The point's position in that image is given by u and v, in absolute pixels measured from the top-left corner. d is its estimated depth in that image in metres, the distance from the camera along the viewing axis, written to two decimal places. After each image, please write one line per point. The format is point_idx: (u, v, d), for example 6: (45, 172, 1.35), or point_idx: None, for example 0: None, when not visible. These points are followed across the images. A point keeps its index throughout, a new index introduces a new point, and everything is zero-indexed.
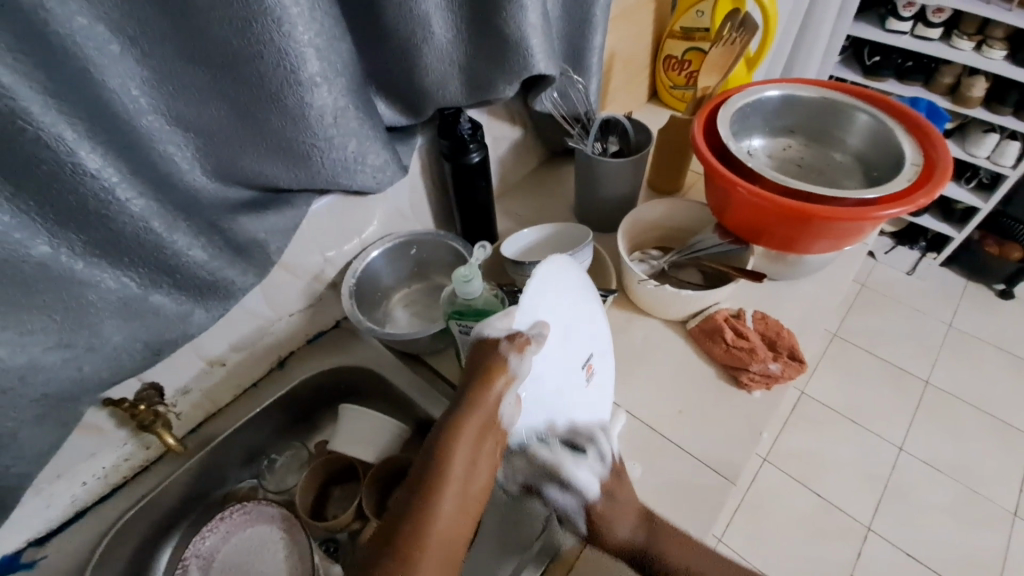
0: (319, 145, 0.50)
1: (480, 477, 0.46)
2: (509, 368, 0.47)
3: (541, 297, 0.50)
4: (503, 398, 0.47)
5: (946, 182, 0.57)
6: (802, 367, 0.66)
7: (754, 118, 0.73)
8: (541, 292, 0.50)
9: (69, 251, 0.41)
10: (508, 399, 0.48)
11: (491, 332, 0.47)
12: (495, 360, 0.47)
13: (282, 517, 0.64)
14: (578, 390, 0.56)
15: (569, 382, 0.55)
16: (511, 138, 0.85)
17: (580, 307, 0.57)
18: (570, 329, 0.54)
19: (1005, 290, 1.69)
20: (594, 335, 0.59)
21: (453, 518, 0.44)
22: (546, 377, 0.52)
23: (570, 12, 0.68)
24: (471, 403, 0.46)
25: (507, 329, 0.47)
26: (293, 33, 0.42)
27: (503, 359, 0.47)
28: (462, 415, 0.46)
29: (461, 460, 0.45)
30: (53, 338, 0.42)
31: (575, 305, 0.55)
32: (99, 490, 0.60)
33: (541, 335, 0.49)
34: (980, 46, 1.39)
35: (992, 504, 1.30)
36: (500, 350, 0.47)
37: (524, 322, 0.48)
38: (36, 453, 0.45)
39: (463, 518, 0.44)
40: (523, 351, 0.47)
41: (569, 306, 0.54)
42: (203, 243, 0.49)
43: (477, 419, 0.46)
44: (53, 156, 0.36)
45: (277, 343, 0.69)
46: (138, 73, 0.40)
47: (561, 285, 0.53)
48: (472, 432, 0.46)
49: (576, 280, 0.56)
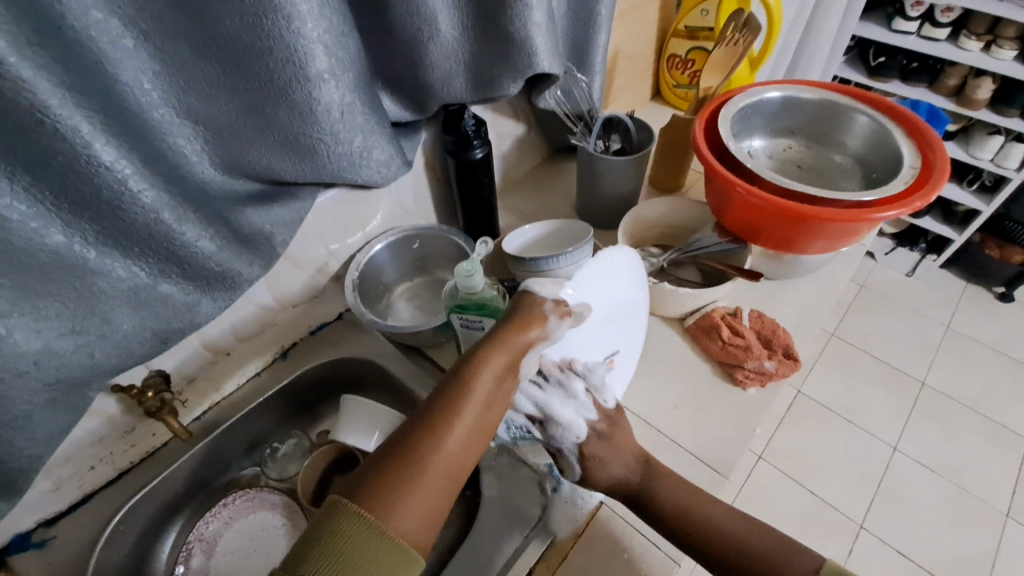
0: (325, 140, 0.51)
1: (493, 416, 0.47)
2: (544, 326, 0.49)
3: (593, 280, 0.52)
4: (532, 348, 0.49)
5: (943, 185, 0.57)
6: (796, 365, 0.67)
7: (755, 119, 0.73)
8: (593, 274, 0.52)
9: (82, 241, 0.42)
10: (533, 353, 0.49)
11: (539, 290, 0.50)
12: (533, 313, 0.49)
13: (285, 504, 0.68)
14: (593, 376, 0.57)
15: (588, 369, 0.56)
16: (515, 134, 0.85)
17: (624, 303, 0.59)
18: (608, 316, 0.57)
19: (1004, 292, 1.69)
20: (625, 334, 0.61)
21: (463, 446, 0.44)
22: (572, 355, 0.53)
23: (575, 10, 0.69)
24: (502, 341, 0.48)
25: (554, 294, 0.50)
26: (302, 28, 0.43)
27: (543, 316, 0.49)
28: (486, 351, 0.47)
29: (481, 390, 0.46)
30: (67, 325, 0.43)
31: (619, 298, 0.57)
32: (107, 474, 0.62)
33: (581, 316, 0.51)
34: (989, 46, 1.39)
35: (984, 505, 1.32)
36: (541, 308, 0.49)
37: (570, 297, 0.50)
38: (48, 437, 0.46)
39: (470, 451, 0.45)
40: (562, 321, 0.50)
41: (614, 297, 0.56)
42: (211, 234, 0.50)
43: (504, 357, 0.47)
44: (69, 147, 0.37)
45: (280, 333, 0.70)
46: (151, 67, 0.41)
47: (616, 273, 0.55)
48: (495, 368, 0.47)
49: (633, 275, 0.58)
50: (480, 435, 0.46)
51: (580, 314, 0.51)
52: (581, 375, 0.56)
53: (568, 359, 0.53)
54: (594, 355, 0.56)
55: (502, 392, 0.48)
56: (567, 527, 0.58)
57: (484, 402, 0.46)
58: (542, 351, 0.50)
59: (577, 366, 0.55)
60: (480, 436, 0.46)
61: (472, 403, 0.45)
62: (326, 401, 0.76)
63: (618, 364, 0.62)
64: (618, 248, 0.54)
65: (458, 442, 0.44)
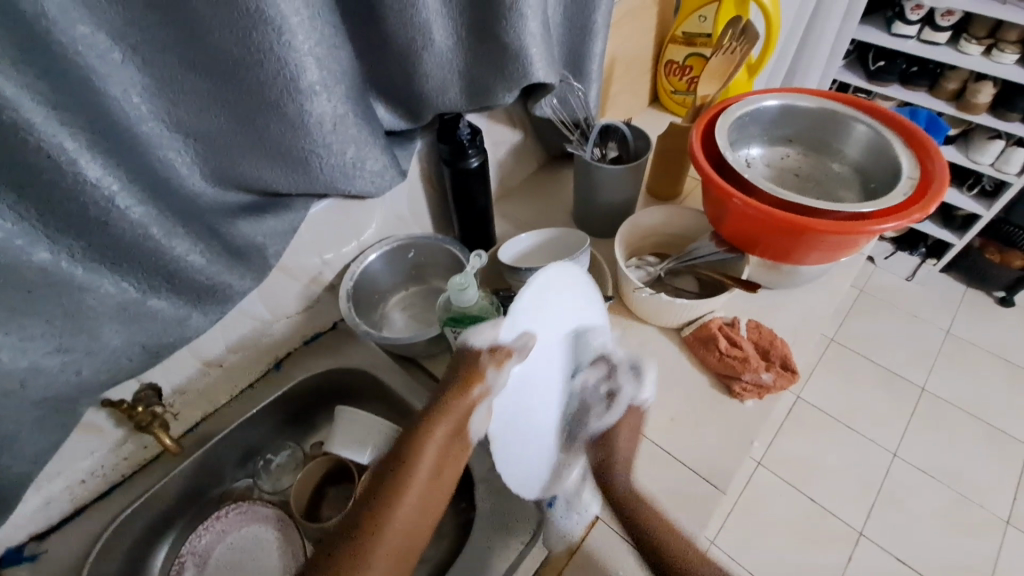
0: (317, 151, 0.50)
1: (444, 475, 0.49)
2: (485, 380, 0.51)
3: (528, 310, 0.53)
4: (476, 406, 0.51)
5: (941, 197, 0.57)
6: (794, 378, 0.66)
7: (752, 128, 0.73)
8: (527, 304, 0.53)
9: (69, 257, 0.41)
10: (478, 410, 0.51)
11: (478, 339, 0.52)
12: (473, 370, 0.51)
13: (277, 518, 0.66)
14: (555, 392, 0.60)
15: (546, 387, 0.59)
16: (511, 141, 0.85)
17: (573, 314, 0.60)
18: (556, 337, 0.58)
19: (1005, 297, 1.69)
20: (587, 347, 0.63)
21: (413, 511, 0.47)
22: (526, 380, 0.56)
23: (571, 18, 0.69)
24: (447, 403, 0.50)
25: (492, 337, 0.51)
26: (293, 41, 0.42)
27: (481, 370, 0.51)
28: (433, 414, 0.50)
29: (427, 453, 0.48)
30: (54, 343, 0.43)
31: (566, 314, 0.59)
32: (99, 487, 0.61)
33: (525, 347, 0.53)
34: (990, 50, 1.38)
35: (983, 512, 1.31)
36: (480, 359, 0.51)
37: (509, 335, 0.52)
38: (36, 454, 0.46)
39: (422, 514, 0.47)
40: (505, 362, 0.51)
41: (558, 315, 0.58)
42: (201, 248, 0.49)
43: (448, 419, 0.50)
44: (54, 166, 0.37)
45: (274, 344, 0.70)
46: (140, 81, 0.41)
47: (551, 296, 0.56)
48: (441, 430, 0.49)
49: (571, 291, 0.60)
50: (434, 494, 0.48)
51: (520, 348, 0.53)
52: (542, 398, 0.58)
53: (526, 387, 0.56)
54: (552, 371, 0.59)
55: (452, 451, 0.50)
56: (561, 543, 0.59)
57: (433, 468, 0.48)
58: (488, 405, 0.52)
59: (534, 390, 0.57)
60: (432, 497, 0.48)
61: (420, 469, 0.48)
62: (320, 411, 0.75)
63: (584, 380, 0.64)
64: (551, 267, 0.56)
65: (410, 514, 0.47)
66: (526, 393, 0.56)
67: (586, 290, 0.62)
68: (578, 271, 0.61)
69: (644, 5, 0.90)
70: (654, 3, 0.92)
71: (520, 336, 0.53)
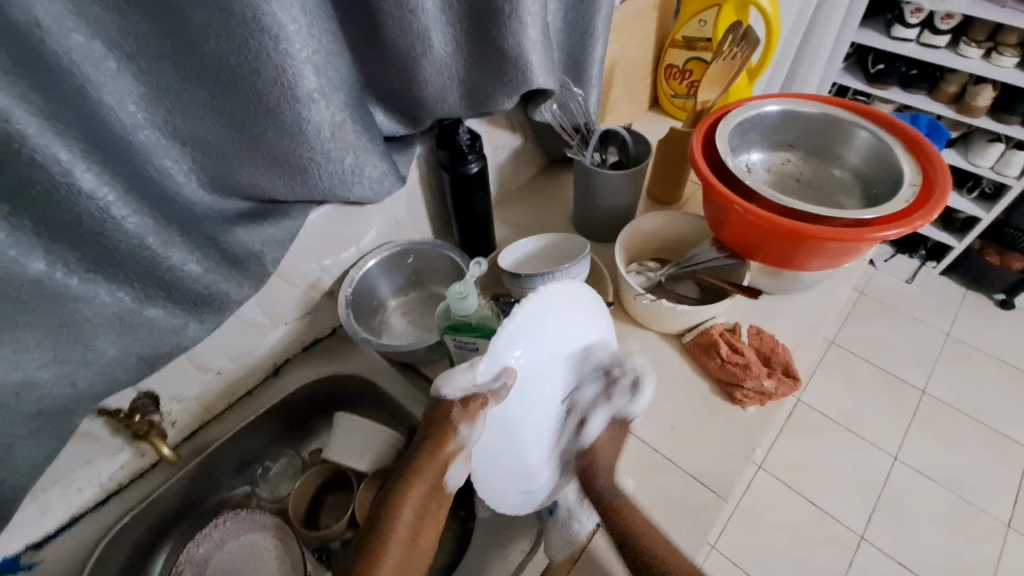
0: (316, 158, 0.50)
1: (424, 534, 0.48)
2: (459, 435, 0.48)
3: (511, 345, 0.49)
4: (452, 461, 0.49)
5: (944, 204, 0.57)
6: (796, 385, 0.66)
7: (752, 134, 0.73)
8: (510, 338, 0.49)
9: (64, 268, 0.41)
10: (455, 464, 0.49)
11: (450, 390, 0.49)
12: (448, 422, 0.49)
13: (275, 526, 0.65)
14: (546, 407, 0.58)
15: (536, 404, 0.56)
16: (511, 146, 0.85)
17: (569, 332, 0.56)
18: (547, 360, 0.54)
19: (1005, 299, 1.69)
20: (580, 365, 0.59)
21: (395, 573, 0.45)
22: (512, 405, 0.53)
23: (571, 23, 0.68)
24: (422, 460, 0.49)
25: (464, 386, 0.48)
26: (290, 49, 0.42)
27: (454, 426, 0.48)
28: (411, 471, 0.48)
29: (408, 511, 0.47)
30: (48, 354, 0.42)
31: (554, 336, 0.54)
32: (94, 497, 0.61)
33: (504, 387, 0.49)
34: (990, 53, 1.38)
35: (984, 515, 1.31)
36: (452, 414, 0.48)
37: (486, 377, 0.48)
38: (31, 465, 0.45)
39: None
40: (479, 413, 0.48)
41: (549, 339, 0.54)
42: (199, 257, 0.49)
43: (426, 477, 0.48)
44: (48, 177, 0.36)
45: (272, 351, 0.69)
46: (136, 90, 0.40)
47: (540, 323, 0.51)
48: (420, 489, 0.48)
49: (567, 312, 0.54)
50: (417, 553, 0.47)
51: (499, 387, 0.49)
52: (529, 417, 0.56)
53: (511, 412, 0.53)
54: (543, 388, 0.56)
55: (432, 506, 0.49)
56: (563, 552, 0.58)
57: (412, 526, 0.47)
58: (467, 455, 0.50)
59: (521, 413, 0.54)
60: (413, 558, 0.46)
61: (400, 529, 0.46)
62: (318, 418, 0.75)
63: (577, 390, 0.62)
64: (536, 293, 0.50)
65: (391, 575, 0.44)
66: (511, 418, 0.53)
67: (579, 307, 0.56)
68: (577, 287, 0.55)
69: (644, 9, 0.90)
70: (654, 8, 0.92)
71: (500, 374, 0.48)
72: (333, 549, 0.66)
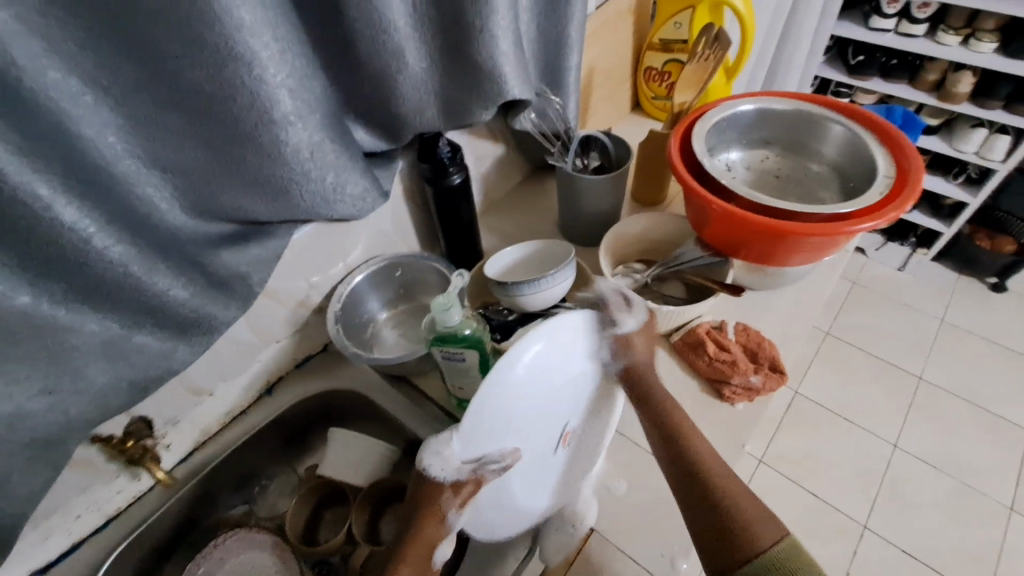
0: (296, 179, 0.51)
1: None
2: (446, 519, 0.47)
3: (494, 433, 0.45)
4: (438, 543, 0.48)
5: (918, 195, 0.57)
6: (783, 379, 0.67)
7: (729, 133, 0.74)
8: (485, 429, 0.44)
9: (51, 300, 0.42)
10: (441, 547, 0.48)
11: (433, 471, 0.46)
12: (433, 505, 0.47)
13: (275, 544, 0.65)
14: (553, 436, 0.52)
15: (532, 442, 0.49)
16: (494, 155, 0.85)
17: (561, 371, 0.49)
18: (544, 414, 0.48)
19: (997, 283, 1.70)
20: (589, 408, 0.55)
21: None
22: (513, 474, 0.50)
23: (546, 33, 0.69)
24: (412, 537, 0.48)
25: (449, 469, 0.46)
26: (263, 74, 0.43)
27: (442, 510, 0.47)
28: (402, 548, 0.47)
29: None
30: (38, 385, 0.43)
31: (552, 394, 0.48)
32: (95, 522, 0.61)
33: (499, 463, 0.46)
34: (969, 39, 1.40)
35: (986, 499, 1.31)
36: (439, 498, 0.47)
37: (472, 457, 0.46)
38: (29, 493, 0.46)
39: None
40: (469, 497, 0.47)
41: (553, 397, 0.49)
42: (184, 281, 0.50)
43: (415, 555, 0.47)
44: (30, 213, 0.37)
45: (264, 369, 0.70)
46: (114, 121, 0.41)
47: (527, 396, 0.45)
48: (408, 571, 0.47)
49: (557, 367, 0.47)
50: None
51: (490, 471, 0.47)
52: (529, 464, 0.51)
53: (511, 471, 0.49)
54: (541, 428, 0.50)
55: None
56: (559, 555, 0.59)
57: None
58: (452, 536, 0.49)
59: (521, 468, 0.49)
60: None
61: None
62: (313, 434, 0.75)
63: (596, 416, 0.56)
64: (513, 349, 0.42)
65: None
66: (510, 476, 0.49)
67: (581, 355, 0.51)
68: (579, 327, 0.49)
69: (619, 15, 0.91)
70: (629, 12, 0.93)
71: (501, 453, 0.47)
72: (334, 562, 0.66)
